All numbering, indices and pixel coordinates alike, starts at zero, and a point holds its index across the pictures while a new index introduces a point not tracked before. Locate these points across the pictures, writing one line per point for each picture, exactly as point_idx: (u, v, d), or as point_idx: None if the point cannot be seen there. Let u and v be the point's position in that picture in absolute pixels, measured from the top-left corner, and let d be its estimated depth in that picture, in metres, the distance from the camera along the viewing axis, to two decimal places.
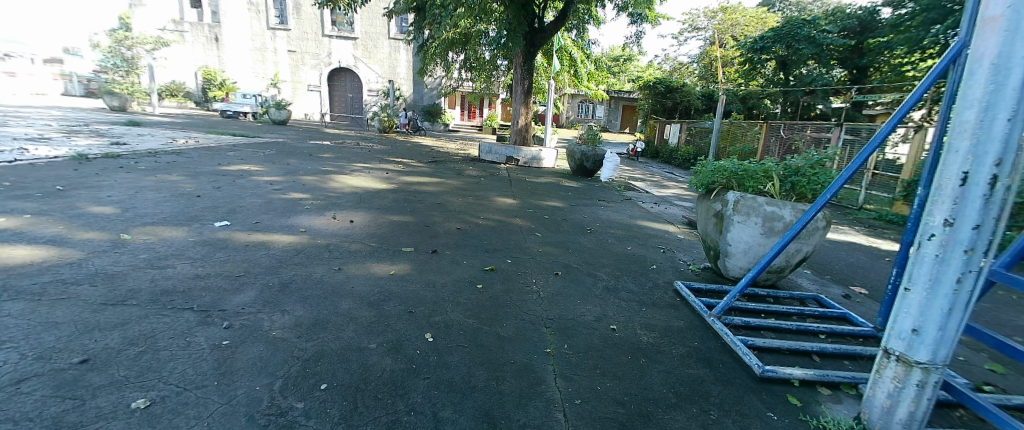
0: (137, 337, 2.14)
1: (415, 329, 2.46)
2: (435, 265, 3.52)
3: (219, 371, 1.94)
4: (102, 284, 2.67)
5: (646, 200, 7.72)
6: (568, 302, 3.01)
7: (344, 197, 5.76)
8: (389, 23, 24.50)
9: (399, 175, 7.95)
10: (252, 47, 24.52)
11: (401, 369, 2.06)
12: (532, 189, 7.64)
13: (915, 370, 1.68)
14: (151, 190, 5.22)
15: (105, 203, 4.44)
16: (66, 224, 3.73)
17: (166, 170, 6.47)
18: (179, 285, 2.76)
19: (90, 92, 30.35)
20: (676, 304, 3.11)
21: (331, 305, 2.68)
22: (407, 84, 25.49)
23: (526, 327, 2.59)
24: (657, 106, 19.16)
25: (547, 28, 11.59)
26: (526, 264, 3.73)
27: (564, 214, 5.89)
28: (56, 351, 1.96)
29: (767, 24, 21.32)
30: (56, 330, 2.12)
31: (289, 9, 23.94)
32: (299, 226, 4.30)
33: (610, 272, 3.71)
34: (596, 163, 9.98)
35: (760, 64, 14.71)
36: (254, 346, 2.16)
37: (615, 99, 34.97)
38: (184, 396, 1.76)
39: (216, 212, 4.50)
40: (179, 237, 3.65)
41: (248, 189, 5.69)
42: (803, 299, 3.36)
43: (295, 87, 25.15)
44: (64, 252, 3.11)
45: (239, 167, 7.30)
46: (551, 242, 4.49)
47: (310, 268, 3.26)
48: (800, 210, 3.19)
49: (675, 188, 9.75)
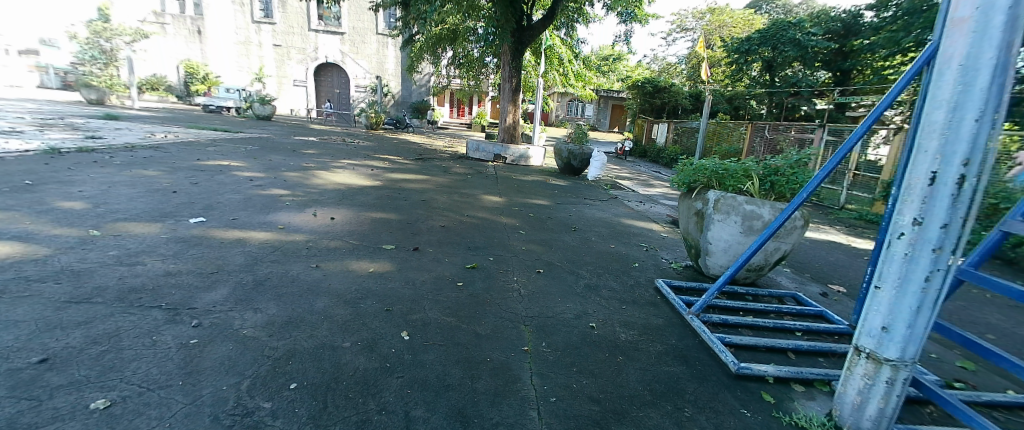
0: (101, 336, 2.07)
1: (392, 327, 2.43)
2: (415, 263, 3.48)
3: (185, 371, 1.89)
4: (67, 282, 2.58)
5: (632, 199, 7.76)
6: (548, 300, 3.00)
7: (326, 193, 5.65)
8: (376, 19, 24.18)
9: (384, 172, 7.85)
10: (236, 40, 24.07)
11: (375, 368, 2.03)
12: (518, 187, 7.62)
13: (885, 367, 1.70)
14: (125, 185, 5.08)
15: (75, 199, 4.30)
16: (32, 219, 3.60)
17: (142, 165, 6.30)
18: (149, 282, 2.68)
19: (68, 84, 29.72)
20: (656, 302, 3.13)
21: (306, 303, 2.62)
22: (395, 81, 25.23)
23: (504, 324, 2.58)
24: (645, 106, 19.23)
25: (535, 26, 11.55)
26: (508, 262, 3.70)
27: (550, 212, 5.87)
28: (14, 350, 1.89)
29: (754, 26, 21.53)
30: (15, 329, 2.05)
31: (275, 2, 23.57)
32: (278, 222, 4.22)
33: (592, 269, 3.72)
34: (583, 162, 10.00)
35: (745, 65, 14.81)
36: (223, 345, 2.10)
37: (604, 99, 35.17)
38: (147, 396, 1.71)
39: (192, 208, 4.40)
40: (151, 233, 3.55)
41: (227, 185, 5.57)
42: (781, 297, 3.40)
43: (281, 82, 24.73)
44: (29, 249, 3.00)
45: (219, 163, 7.15)
46: (535, 240, 4.47)
47: (288, 265, 3.20)
48: (778, 208, 3.21)
49: (662, 187, 9.81)
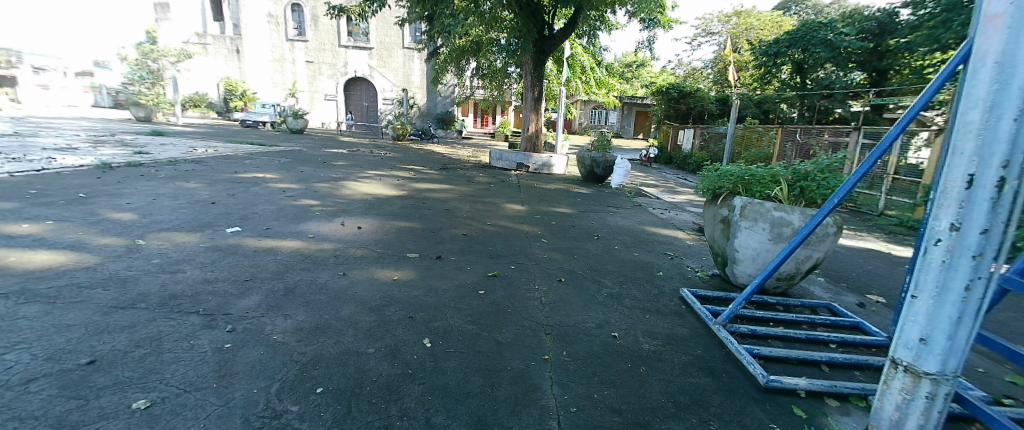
0: (144, 339, 2.20)
1: (413, 334, 2.47)
2: (438, 271, 3.52)
3: (219, 374, 1.98)
4: (114, 288, 2.76)
5: (657, 206, 7.63)
6: (570, 309, 2.98)
7: (354, 203, 5.82)
8: (402, 33, 24.88)
9: (410, 182, 8.02)
10: (271, 58, 25.19)
11: (397, 374, 2.07)
12: (541, 195, 7.63)
13: (924, 382, 1.61)
14: (168, 197, 5.39)
15: (123, 210, 4.59)
16: (86, 230, 3.87)
17: (184, 178, 6.67)
18: (188, 289, 2.83)
19: (119, 103, 31.79)
20: (681, 312, 3.06)
21: (333, 310, 2.71)
22: (421, 93, 25.82)
23: (525, 333, 2.58)
24: (670, 112, 18.94)
25: (556, 35, 11.63)
26: (529, 270, 3.71)
27: (572, 220, 5.84)
28: (66, 352, 2.04)
29: (783, 27, 21.01)
30: (67, 332, 2.20)
31: (308, 21, 24.68)
32: (308, 231, 4.37)
33: (615, 278, 3.67)
34: (606, 169, 9.92)
35: (775, 68, 14.41)
36: (254, 350, 2.19)
37: (628, 106, 34.86)
38: (184, 398, 1.80)
39: (229, 218, 4.62)
40: (191, 242, 3.75)
41: (261, 196, 5.82)
42: (814, 308, 3.27)
43: (312, 96, 25.73)
44: (81, 257, 3.22)
45: (255, 175, 7.48)
46: (557, 248, 4.46)
47: (316, 273, 3.31)
48: (808, 215, 3.10)
49: (688, 194, 9.60)
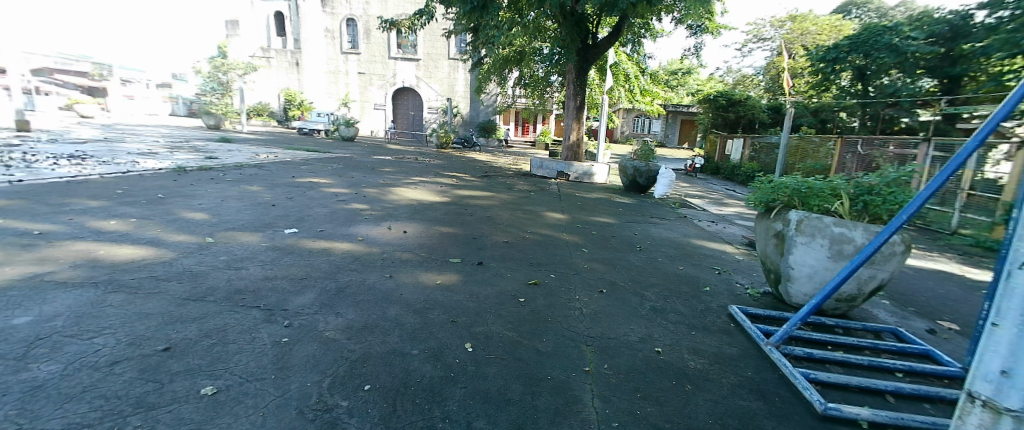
0: (212, 330, 2.39)
1: (455, 338, 2.52)
2: (480, 277, 3.58)
3: (277, 366, 2.11)
4: (187, 281, 3.01)
5: (703, 218, 7.37)
6: (611, 321, 2.93)
7: (400, 208, 6.04)
8: (448, 44, 25.64)
9: (453, 189, 8.21)
10: (327, 70, 26.72)
11: (439, 376, 2.13)
12: (581, 204, 7.57)
13: (1006, 420, 1.34)
14: (234, 199, 5.82)
15: (196, 210, 5.01)
16: (165, 227, 4.26)
17: (248, 182, 7.19)
18: (250, 285, 3.05)
19: (193, 112, 34.76)
20: (730, 329, 2.93)
21: (380, 310, 2.82)
22: (464, 102, 26.42)
23: (565, 343, 2.57)
24: (718, 120, 18.26)
25: (600, 43, 11.57)
26: (570, 280, 3.69)
27: (614, 230, 5.76)
28: (146, 338, 2.25)
29: (842, 32, 19.86)
30: (148, 320, 2.44)
31: (361, 34, 26.04)
32: (358, 234, 4.59)
33: (659, 292, 3.57)
34: (650, 179, 9.68)
35: (833, 75, 13.59)
36: (308, 345, 2.33)
37: (673, 114, 33.99)
38: (245, 387, 1.94)
39: (287, 220, 4.93)
40: (254, 242, 4.03)
41: (316, 200, 6.16)
42: (878, 332, 3.03)
43: (364, 106, 27.04)
44: (160, 252, 3.54)
45: (310, 179, 7.94)
46: (598, 259, 4.40)
47: (365, 274, 3.46)
48: (873, 232, 2.90)
49: (736, 206, 9.20)
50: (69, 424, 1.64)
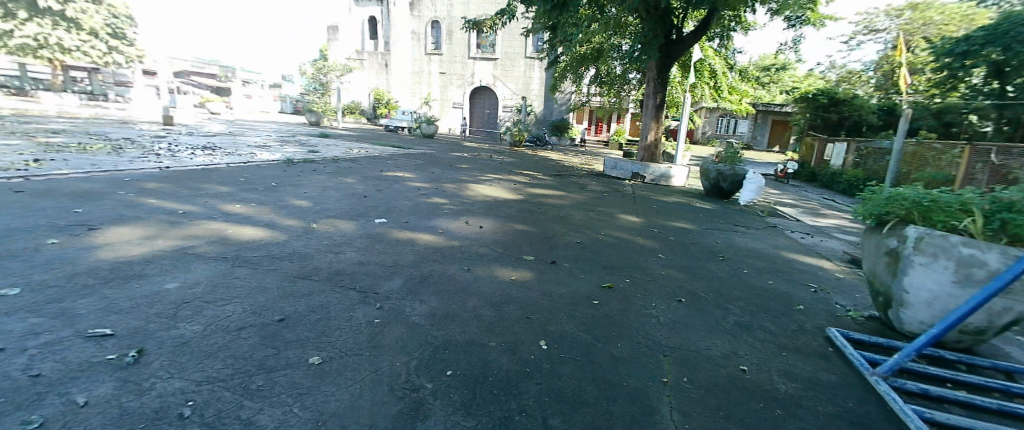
0: (317, 306, 2.70)
1: (530, 335, 2.59)
2: (554, 276, 3.62)
3: (371, 344, 2.33)
4: (297, 261, 3.42)
5: (795, 229, 6.73)
6: (690, 333, 2.82)
7: (476, 204, 6.28)
8: (526, 43, 25.91)
9: (526, 187, 8.33)
10: (412, 70, 28.35)
11: (516, 370, 2.21)
12: (658, 208, 7.29)
13: None
14: (333, 189, 6.45)
15: (302, 198, 5.64)
16: (277, 212, 4.85)
17: (343, 174, 7.90)
18: (347, 268, 3.37)
19: (297, 110, 38.83)
20: (826, 354, 2.68)
21: (460, 301, 2.98)
22: (538, 100, 26.55)
23: (641, 351, 2.52)
24: (817, 121, 16.45)
25: (685, 38, 10.97)
26: (646, 286, 3.59)
27: (693, 237, 5.48)
28: (266, 309, 2.60)
29: (975, 20, 16.64)
30: (267, 293, 2.81)
31: (444, 36, 27.26)
32: (439, 227, 4.85)
33: (744, 306, 3.35)
34: (735, 183, 9.01)
35: (963, 71, 11.61)
36: (397, 327, 2.53)
37: (763, 114, 31.33)
38: (345, 360, 2.17)
39: (377, 210, 5.36)
40: (349, 229, 4.45)
41: (401, 193, 6.61)
42: (1017, 374, 2.58)
43: (443, 105, 28.32)
44: (275, 234, 4.05)
45: (395, 174, 8.52)
46: (676, 266, 4.23)
47: (445, 265, 3.66)
48: (1015, 257, 2.47)
49: (836, 218, 8.27)
50: (209, 377, 1.96)
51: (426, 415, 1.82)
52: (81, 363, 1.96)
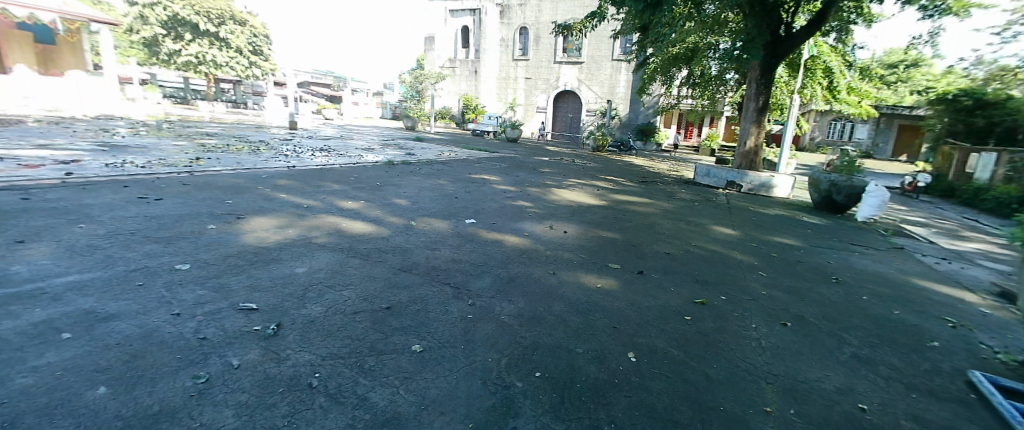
0: (417, 298, 2.93)
1: (618, 345, 2.55)
2: (641, 287, 3.52)
3: (464, 338, 2.48)
4: (399, 255, 3.74)
5: (928, 252, 5.76)
6: (798, 361, 2.56)
7: (560, 209, 6.32)
8: (613, 45, 25.43)
9: (610, 193, 8.18)
10: (499, 77, 29.28)
11: (604, 380, 2.19)
12: (756, 220, 6.71)
13: None
14: (427, 190, 6.92)
15: (401, 197, 6.14)
16: (381, 209, 5.34)
17: (437, 176, 8.44)
18: (442, 264, 3.61)
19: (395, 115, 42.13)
20: (969, 401, 2.27)
21: (546, 304, 3.03)
22: (624, 103, 25.84)
23: (739, 374, 2.36)
24: (958, 126, 13.95)
25: (795, 35, 9.94)
26: (744, 305, 3.34)
27: (800, 255, 4.95)
28: (375, 297, 2.90)
29: None
30: (375, 282, 3.12)
31: (531, 42, 27.77)
32: (524, 230, 4.98)
33: (863, 337, 2.96)
34: (850, 196, 7.94)
35: None
36: (488, 325, 2.66)
37: (887, 117, 27.21)
38: (443, 350, 2.34)
39: (467, 211, 5.65)
40: (443, 227, 4.75)
41: (488, 195, 6.88)
42: None
43: (528, 109, 28.83)
44: (380, 229, 4.46)
45: (483, 176, 8.88)
46: (780, 285, 3.86)
47: (531, 267, 3.75)
48: None
49: (987, 242, 6.91)
50: (330, 353, 2.23)
51: (516, 412, 1.89)
52: (235, 331, 2.35)
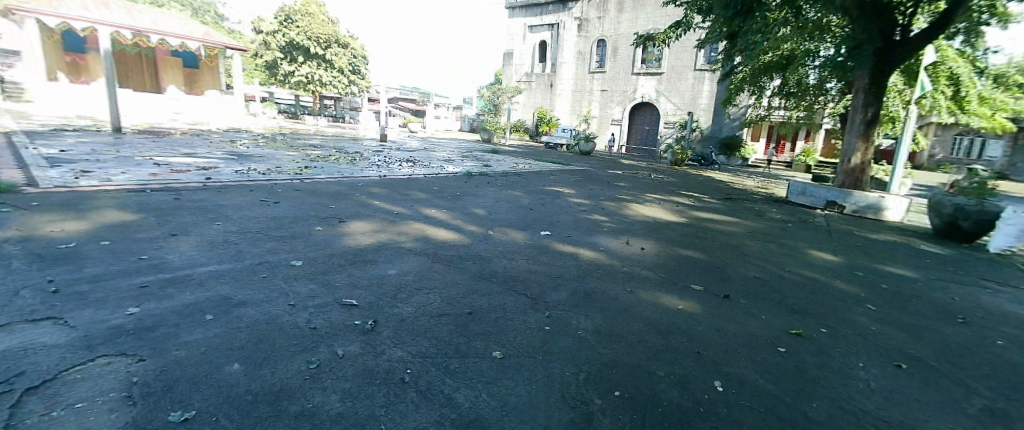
0: (497, 306, 3.05)
1: (702, 372, 2.43)
2: (727, 312, 3.31)
3: (542, 349, 2.53)
4: (478, 263, 3.91)
5: None
6: (920, 410, 2.24)
7: (637, 224, 6.17)
8: (696, 55, 24.38)
9: (690, 209, 7.81)
10: (574, 89, 29.33)
11: (687, 407, 2.10)
12: (863, 246, 5.99)
13: None
14: (504, 201, 7.13)
15: (480, 207, 6.40)
16: (461, 218, 5.61)
17: (513, 187, 8.67)
18: (519, 274, 3.71)
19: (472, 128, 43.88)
20: None
21: (624, 322, 2.98)
22: (706, 115, 24.53)
23: (845, 418, 2.13)
24: None
25: (914, 38, 8.80)
26: (850, 341, 3.00)
27: (919, 289, 4.33)
28: (458, 302, 3.06)
29: None
30: (458, 288, 3.30)
31: (609, 53, 27.53)
32: (599, 244, 4.93)
33: (1007, 390, 2.51)
34: (981, 224, 6.78)
35: None
36: (566, 338, 2.69)
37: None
38: (522, 359, 2.41)
39: (542, 223, 5.73)
40: (519, 238, 4.88)
41: (563, 208, 6.92)
42: None
43: (602, 122, 28.50)
44: (461, 237, 4.70)
45: (557, 189, 8.93)
46: (895, 322, 3.41)
47: (607, 283, 3.71)
48: None
49: None
50: (419, 352, 2.40)
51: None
52: (339, 324, 2.63)
